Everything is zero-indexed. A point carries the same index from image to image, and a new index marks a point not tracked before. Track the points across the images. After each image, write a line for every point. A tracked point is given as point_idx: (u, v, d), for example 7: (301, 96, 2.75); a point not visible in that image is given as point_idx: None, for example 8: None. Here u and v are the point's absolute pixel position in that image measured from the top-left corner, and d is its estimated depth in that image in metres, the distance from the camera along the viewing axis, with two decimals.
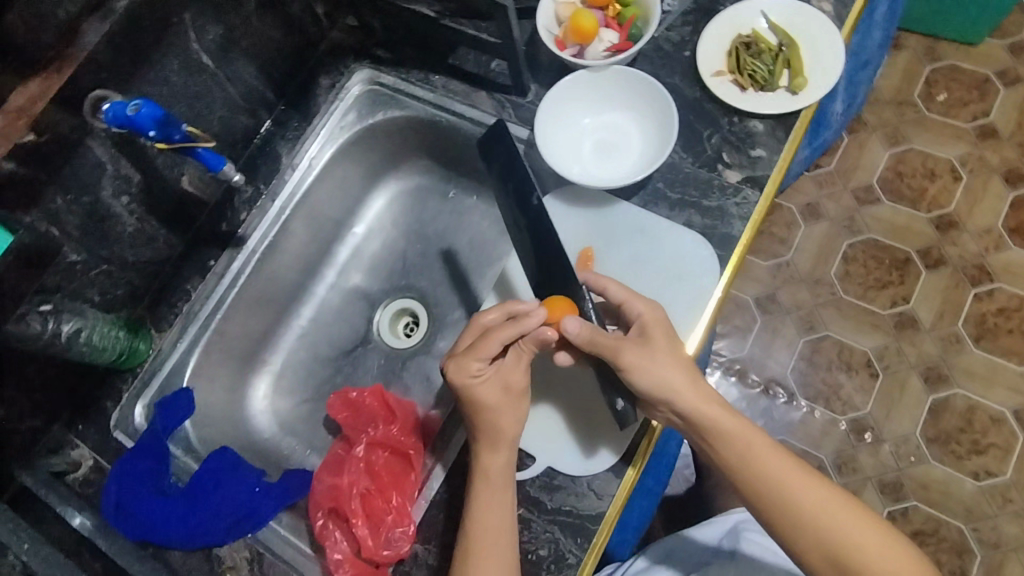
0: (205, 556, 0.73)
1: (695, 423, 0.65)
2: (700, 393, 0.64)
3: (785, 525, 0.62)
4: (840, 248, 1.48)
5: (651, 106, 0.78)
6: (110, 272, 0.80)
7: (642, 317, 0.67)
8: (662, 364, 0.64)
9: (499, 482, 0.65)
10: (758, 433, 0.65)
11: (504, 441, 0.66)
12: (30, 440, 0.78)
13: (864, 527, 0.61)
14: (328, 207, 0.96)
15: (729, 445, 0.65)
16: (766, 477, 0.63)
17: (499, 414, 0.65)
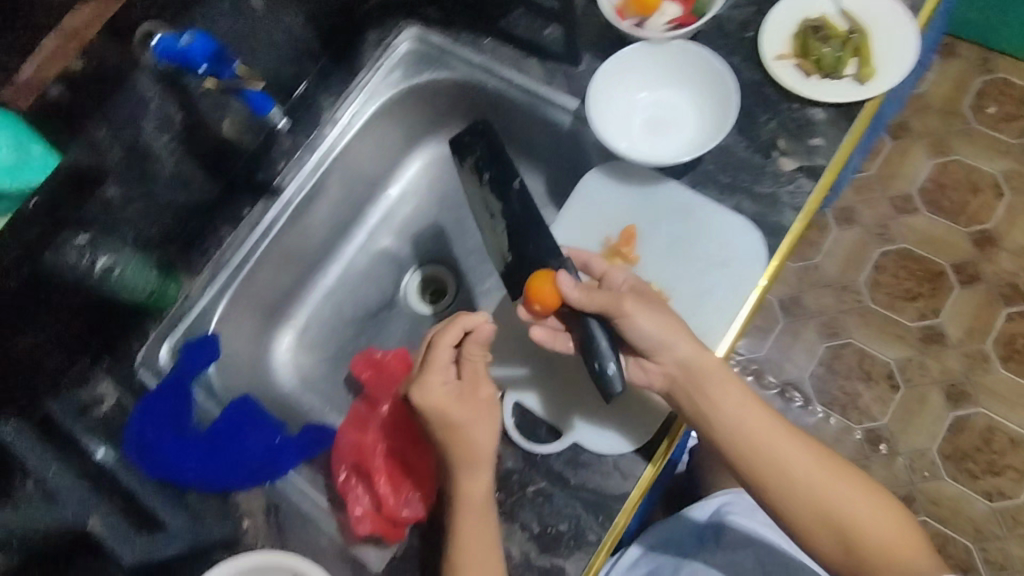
0: (221, 502, 0.72)
1: (697, 394, 0.65)
2: (704, 361, 0.64)
3: (778, 492, 0.64)
4: (871, 256, 1.45)
5: (711, 85, 0.75)
6: (146, 211, 0.79)
7: (627, 281, 0.67)
8: (652, 319, 0.64)
9: (470, 502, 0.63)
10: (751, 400, 0.66)
11: (469, 460, 0.63)
12: (57, 372, 0.76)
13: (847, 485, 0.64)
14: (365, 166, 0.95)
15: (724, 416, 0.65)
16: (758, 445, 0.65)
17: (464, 431, 0.63)
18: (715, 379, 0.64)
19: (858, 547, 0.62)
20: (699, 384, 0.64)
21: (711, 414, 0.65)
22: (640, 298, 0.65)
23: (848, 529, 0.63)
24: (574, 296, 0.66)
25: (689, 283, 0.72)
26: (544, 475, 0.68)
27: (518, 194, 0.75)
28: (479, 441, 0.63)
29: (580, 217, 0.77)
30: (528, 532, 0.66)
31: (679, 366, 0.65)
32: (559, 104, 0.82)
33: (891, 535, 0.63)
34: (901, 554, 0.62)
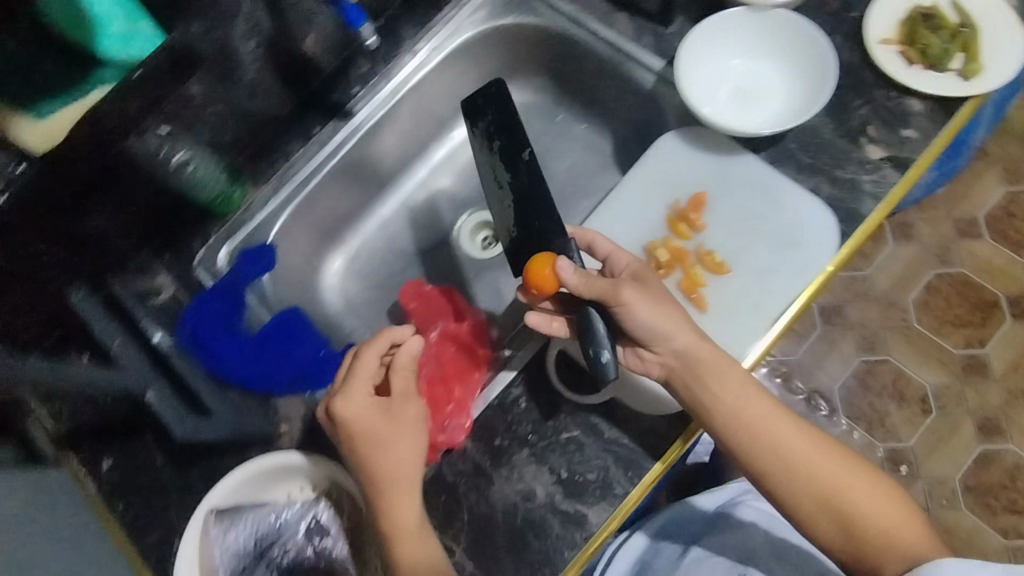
0: (262, 403, 0.75)
1: (694, 382, 0.63)
2: (701, 353, 0.63)
3: (777, 478, 0.62)
4: (924, 276, 1.40)
5: (809, 62, 0.72)
6: (221, 114, 0.77)
7: (630, 265, 0.67)
8: (651, 308, 0.62)
9: (399, 519, 0.61)
10: (750, 386, 0.64)
11: (391, 478, 0.62)
12: (121, 258, 0.78)
13: (850, 471, 0.62)
14: (437, 103, 0.94)
15: (723, 400, 0.63)
16: (756, 430, 0.63)
17: (382, 452, 0.62)
18: (714, 367, 0.63)
19: (861, 535, 0.59)
20: (699, 375, 0.63)
21: (710, 401, 0.63)
22: (643, 285, 0.63)
23: (851, 514, 0.60)
24: (572, 281, 0.63)
25: (756, 259, 0.70)
26: (578, 424, 0.69)
27: (526, 165, 0.69)
28: (404, 459, 0.62)
29: (635, 188, 0.76)
30: (556, 476, 0.67)
31: (675, 356, 0.63)
32: (644, 62, 0.80)
33: (899, 523, 0.59)
34: (911, 541, 0.58)
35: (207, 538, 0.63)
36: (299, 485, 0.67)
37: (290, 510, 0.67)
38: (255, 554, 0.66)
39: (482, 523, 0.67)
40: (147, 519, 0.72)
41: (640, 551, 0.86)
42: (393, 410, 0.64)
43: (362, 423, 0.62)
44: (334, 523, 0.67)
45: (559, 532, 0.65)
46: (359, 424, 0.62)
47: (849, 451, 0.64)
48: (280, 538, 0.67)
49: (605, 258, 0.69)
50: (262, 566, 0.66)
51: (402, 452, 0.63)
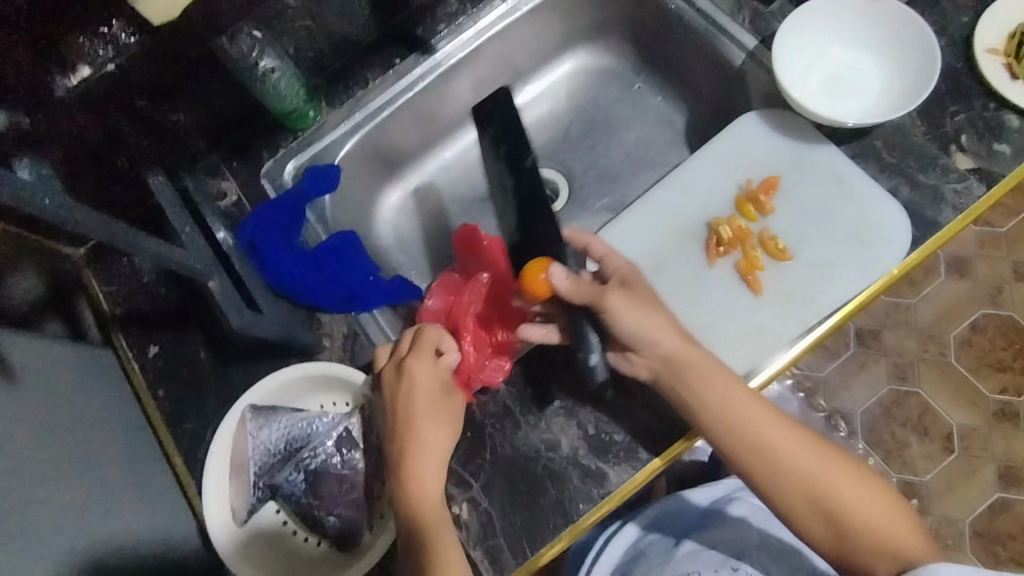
0: (307, 315, 0.76)
1: (676, 379, 0.64)
2: (685, 353, 0.64)
3: (761, 476, 0.62)
4: (972, 314, 1.36)
5: (912, 59, 0.70)
6: (310, 29, 0.78)
7: (619, 270, 0.68)
8: (636, 314, 0.65)
9: (424, 484, 0.61)
10: (734, 387, 0.64)
11: (428, 450, 0.62)
12: (193, 156, 0.80)
13: (837, 471, 0.62)
14: (519, 53, 0.93)
15: (710, 402, 0.63)
16: (738, 432, 0.62)
17: (428, 431, 0.63)
18: (694, 368, 0.64)
19: (850, 533, 0.60)
20: (687, 382, 0.63)
21: (695, 399, 0.63)
22: (629, 292, 0.66)
23: (840, 514, 0.60)
24: (564, 288, 0.66)
25: (822, 251, 0.70)
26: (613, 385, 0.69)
27: (530, 172, 0.73)
28: (432, 458, 0.62)
29: (708, 172, 0.75)
30: (583, 431, 0.67)
31: (662, 360, 0.64)
32: (737, 38, 0.79)
33: (884, 523, 0.59)
34: (896, 540, 0.59)
35: (243, 430, 0.66)
36: (333, 399, 0.70)
37: (322, 421, 0.68)
38: (284, 454, 0.66)
39: (503, 464, 0.67)
40: (183, 406, 0.74)
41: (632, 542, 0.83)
42: (445, 393, 0.65)
43: (417, 392, 0.64)
44: (364, 440, 0.69)
45: (577, 485, 0.66)
46: (415, 388, 0.64)
47: (838, 450, 0.64)
48: (309, 446, 0.67)
49: (599, 258, 0.70)
50: (289, 466, 0.66)
51: (437, 438, 0.63)
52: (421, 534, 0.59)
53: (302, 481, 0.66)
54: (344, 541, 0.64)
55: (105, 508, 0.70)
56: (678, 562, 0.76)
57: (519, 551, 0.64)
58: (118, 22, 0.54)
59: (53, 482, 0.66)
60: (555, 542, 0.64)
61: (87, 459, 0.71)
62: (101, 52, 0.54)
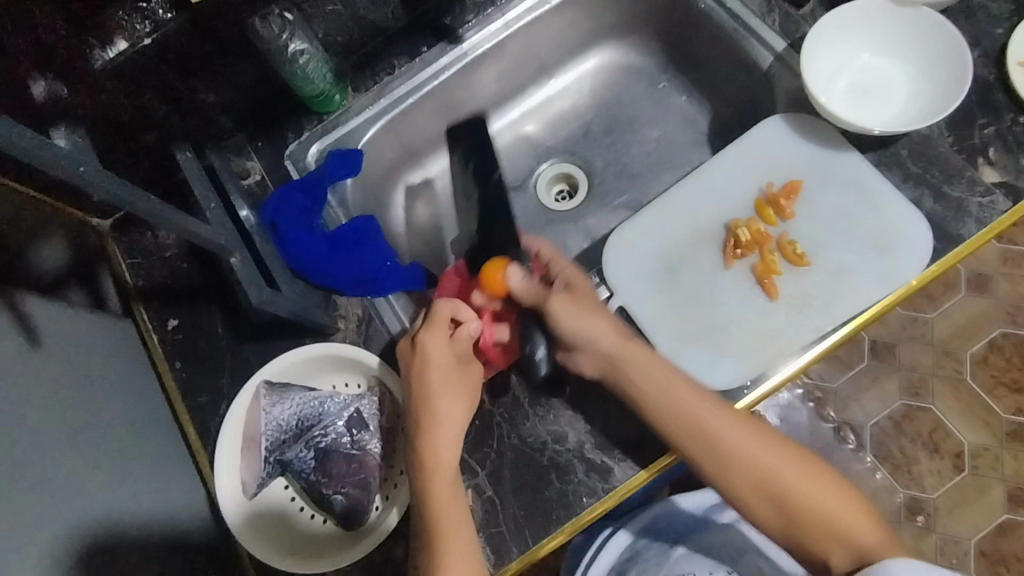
0: (324, 297, 0.78)
1: (622, 368, 0.66)
2: (626, 345, 0.67)
3: (708, 462, 0.63)
4: (990, 332, 1.34)
5: (942, 69, 0.69)
6: (341, 15, 0.79)
7: (565, 275, 0.74)
8: (576, 316, 0.69)
9: (443, 464, 0.62)
10: (677, 377, 0.65)
11: (444, 428, 0.63)
12: (220, 135, 0.82)
13: (785, 457, 0.63)
14: (544, 47, 0.93)
15: (652, 387, 0.64)
16: (684, 419, 0.63)
17: (445, 406, 0.64)
18: (636, 358, 0.66)
19: (798, 517, 0.61)
20: (626, 368, 0.66)
21: (642, 386, 0.65)
22: (571, 296, 0.71)
23: (787, 498, 0.61)
24: (519, 288, 0.73)
25: (838, 256, 0.69)
26: None
27: (494, 186, 0.82)
28: (450, 434, 0.63)
29: (728, 175, 0.75)
30: (590, 425, 0.68)
31: (607, 356, 0.67)
32: (766, 41, 0.78)
33: (828, 505, 0.61)
34: (842, 521, 0.60)
35: (256, 405, 0.67)
36: (345, 380, 0.70)
37: (333, 401, 0.68)
38: (295, 431, 0.67)
39: (509, 454, 0.68)
40: (199, 380, 0.76)
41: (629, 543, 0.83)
42: (462, 367, 0.67)
43: (434, 369, 0.65)
44: (374, 421, 0.69)
45: (581, 479, 0.66)
46: (432, 364, 0.65)
47: (782, 436, 0.65)
48: (320, 424, 0.68)
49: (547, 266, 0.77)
50: (300, 444, 0.67)
51: (455, 412, 0.64)
52: (436, 518, 0.60)
53: (312, 459, 0.67)
54: (350, 519, 0.65)
55: (120, 475, 0.72)
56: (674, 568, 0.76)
57: (521, 540, 0.65)
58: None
59: (72, 445, 0.68)
60: (557, 534, 0.65)
61: (105, 426, 0.73)
62: (139, 27, 0.57)
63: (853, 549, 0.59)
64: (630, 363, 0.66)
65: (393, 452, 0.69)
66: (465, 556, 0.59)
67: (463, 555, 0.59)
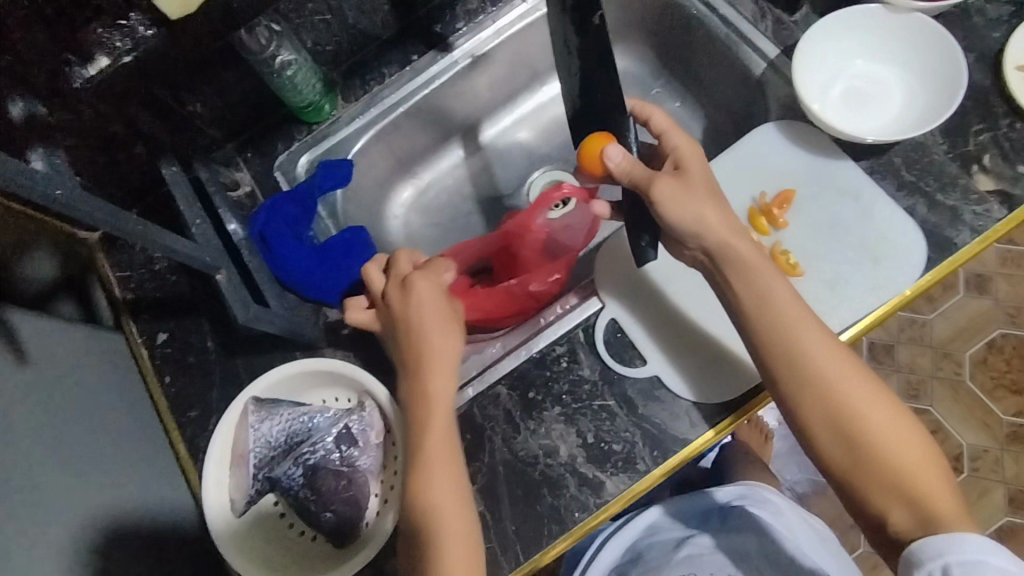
0: (314, 309, 0.77)
1: (730, 263, 0.62)
2: (742, 249, 0.62)
3: (794, 384, 0.59)
4: (989, 333, 1.33)
5: (935, 77, 0.69)
6: (329, 25, 0.78)
7: (677, 150, 0.67)
8: (682, 206, 0.62)
9: (439, 400, 0.61)
10: (785, 288, 0.61)
11: (441, 361, 0.63)
12: (210, 145, 0.81)
13: (875, 401, 0.58)
14: (535, 53, 0.93)
15: (754, 292, 0.61)
16: (788, 333, 0.60)
17: (436, 339, 0.63)
18: (752, 262, 0.61)
19: (872, 464, 0.57)
20: (739, 264, 0.62)
21: (748, 292, 0.61)
22: (682, 183, 0.63)
23: (866, 441, 0.57)
24: (620, 167, 0.65)
25: (834, 257, 0.68)
26: (614, 394, 0.68)
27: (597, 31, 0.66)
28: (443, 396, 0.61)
29: (723, 182, 0.74)
30: (582, 438, 0.67)
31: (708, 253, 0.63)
32: (758, 47, 0.77)
33: (909, 459, 0.57)
34: (916, 478, 0.56)
35: (245, 422, 0.65)
36: (335, 395, 0.70)
37: (323, 416, 0.67)
38: (285, 448, 0.66)
39: (501, 469, 0.67)
40: (189, 394, 0.75)
41: (629, 544, 0.83)
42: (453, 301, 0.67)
43: (425, 307, 0.64)
44: (363, 437, 0.67)
45: (573, 492, 0.65)
46: (424, 304, 0.64)
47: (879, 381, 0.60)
48: (311, 440, 0.67)
49: (659, 135, 0.68)
50: (288, 460, 0.66)
51: (447, 389, 0.62)
52: (425, 452, 0.59)
53: (301, 476, 0.66)
54: (341, 535, 0.64)
55: (110, 491, 0.71)
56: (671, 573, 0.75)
57: (513, 556, 0.64)
58: (135, 15, 0.55)
59: (59, 463, 0.68)
60: (549, 549, 0.64)
61: (93, 442, 0.72)
62: (119, 44, 0.56)
63: (914, 508, 0.55)
64: (742, 268, 0.62)
65: (382, 467, 0.67)
66: (453, 494, 0.58)
67: (452, 493, 0.58)
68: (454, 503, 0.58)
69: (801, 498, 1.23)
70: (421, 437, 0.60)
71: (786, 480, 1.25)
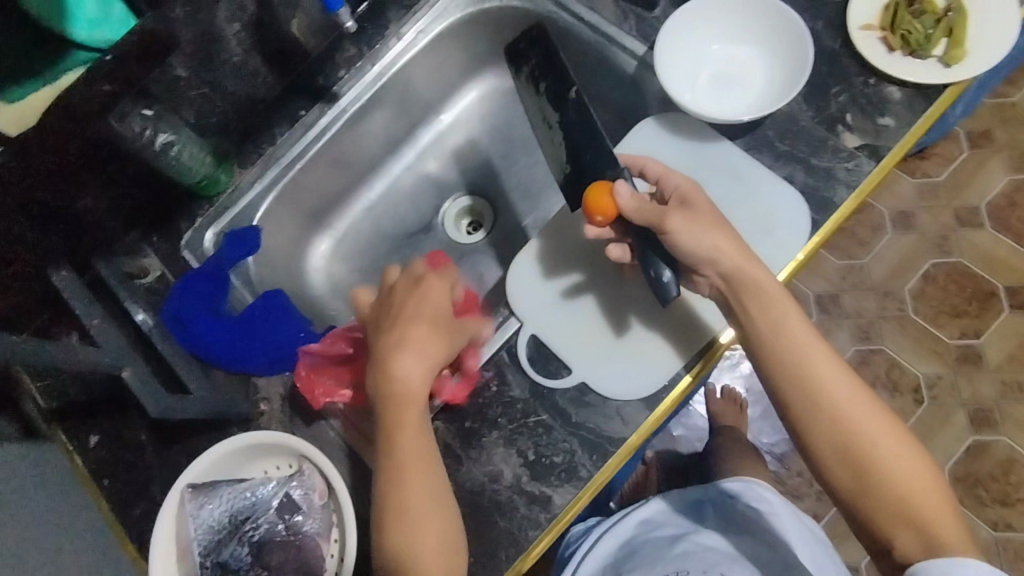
0: (243, 381, 0.76)
1: (742, 293, 0.63)
2: (757, 280, 0.63)
3: (805, 409, 0.60)
4: (922, 265, 1.35)
5: (788, 49, 0.72)
6: (208, 97, 0.78)
7: (680, 187, 0.67)
8: (696, 233, 0.64)
9: (413, 399, 0.62)
10: (797, 314, 0.63)
11: (417, 355, 0.63)
12: (110, 239, 0.79)
13: (885, 429, 0.59)
14: (424, 86, 0.94)
15: (761, 317, 0.63)
16: (809, 360, 0.61)
17: (432, 335, 0.65)
18: (766, 289, 0.63)
19: (878, 492, 0.58)
20: (745, 290, 0.63)
21: (759, 319, 0.63)
22: (691, 211, 0.65)
23: (873, 469, 0.58)
24: (629, 206, 0.66)
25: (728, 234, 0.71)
26: (547, 407, 0.70)
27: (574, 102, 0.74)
28: (412, 377, 0.63)
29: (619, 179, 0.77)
30: (524, 457, 0.68)
31: (723, 278, 0.64)
32: (626, 47, 0.80)
33: (915, 489, 0.57)
34: (922, 509, 0.56)
35: (183, 513, 0.65)
36: (275, 463, 0.69)
37: (265, 487, 0.68)
38: (230, 528, 0.66)
39: None
40: (131, 492, 0.74)
41: (625, 542, 0.82)
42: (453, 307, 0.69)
43: (427, 306, 0.67)
44: (306, 501, 0.67)
45: (523, 513, 0.66)
46: (423, 307, 0.67)
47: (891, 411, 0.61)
48: (255, 514, 0.67)
49: (658, 180, 0.70)
50: (233, 541, 0.66)
51: (413, 372, 0.63)
52: (400, 453, 0.61)
53: (248, 556, 0.66)
54: None
55: None
56: (668, 560, 0.74)
57: None
58: None
59: None
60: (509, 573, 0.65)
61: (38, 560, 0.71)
62: None
63: (920, 536, 0.56)
64: (753, 299, 0.63)
65: (332, 526, 0.67)
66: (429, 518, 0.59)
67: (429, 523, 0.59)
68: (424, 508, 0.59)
69: (780, 459, 1.25)
70: (395, 434, 0.61)
71: (763, 443, 1.27)
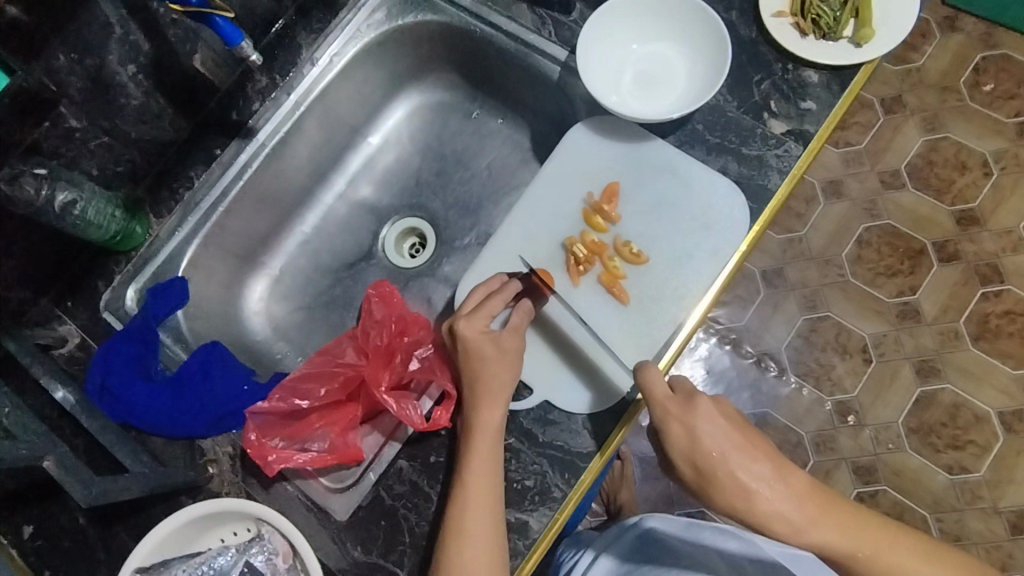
0: (187, 446, 0.71)
1: (777, 535, 0.60)
2: (766, 496, 0.60)
3: None
4: (855, 231, 1.40)
5: (707, 42, 0.72)
6: (110, 145, 0.72)
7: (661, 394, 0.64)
8: (688, 466, 0.63)
9: (484, 429, 0.64)
10: (835, 514, 0.60)
11: (495, 395, 0.65)
12: (17, 310, 0.73)
13: None
14: (345, 110, 0.90)
15: (806, 531, 0.60)
16: (880, 560, 0.59)
17: (486, 366, 0.66)
18: (784, 506, 0.60)
19: None
20: (771, 511, 0.60)
21: (807, 532, 0.60)
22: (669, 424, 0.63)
23: None
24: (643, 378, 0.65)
25: (676, 260, 0.72)
26: (511, 431, 0.68)
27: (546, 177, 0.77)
28: (491, 416, 0.64)
29: (553, 194, 0.77)
30: None
31: (743, 497, 0.61)
32: (548, 53, 0.79)
33: None
34: None
35: None
36: (232, 530, 0.65)
37: (223, 557, 0.63)
38: None
39: (423, 544, 0.66)
40: None
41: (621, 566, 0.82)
42: (508, 336, 0.67)
43: (473, 343, 0.66)
44: (269, 566, 0.63)
45: None
46: (471, 347, 0.66)
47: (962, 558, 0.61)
48: None
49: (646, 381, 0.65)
50: None
51: (494, 415, 0.64)
52: (468, 492, 0.61)
53: None
54: None
55: None
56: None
57: None
58: None
59: None
60: None
61: None
62: None
63: None
64: (789, 533, 0.60)
65: None
66: (485, 554, 0.60)
67: (482, 554, 0.60)
68: (483, 535, 0.60)
69: None
70: (466, 461, 0.62)
71: None
